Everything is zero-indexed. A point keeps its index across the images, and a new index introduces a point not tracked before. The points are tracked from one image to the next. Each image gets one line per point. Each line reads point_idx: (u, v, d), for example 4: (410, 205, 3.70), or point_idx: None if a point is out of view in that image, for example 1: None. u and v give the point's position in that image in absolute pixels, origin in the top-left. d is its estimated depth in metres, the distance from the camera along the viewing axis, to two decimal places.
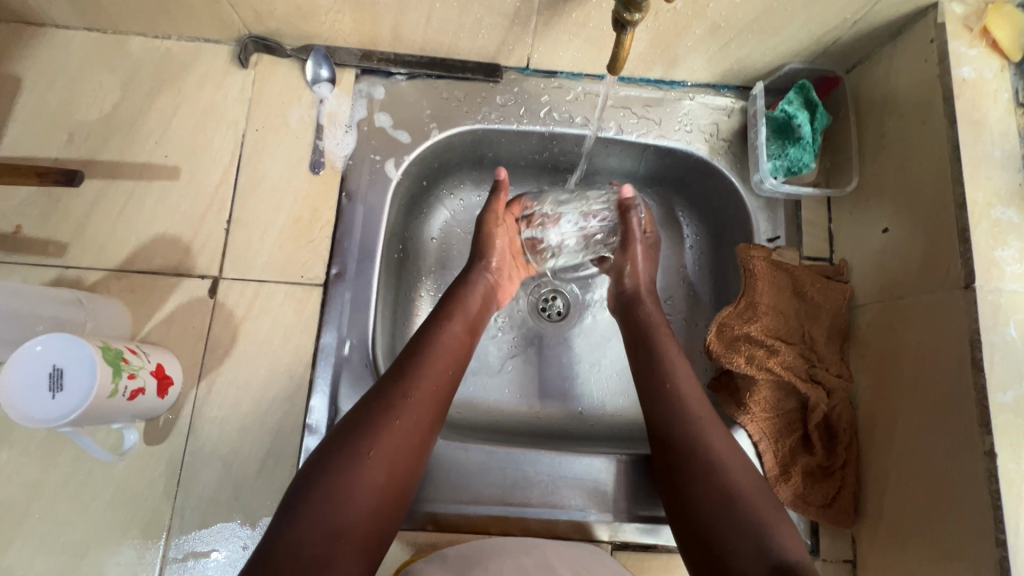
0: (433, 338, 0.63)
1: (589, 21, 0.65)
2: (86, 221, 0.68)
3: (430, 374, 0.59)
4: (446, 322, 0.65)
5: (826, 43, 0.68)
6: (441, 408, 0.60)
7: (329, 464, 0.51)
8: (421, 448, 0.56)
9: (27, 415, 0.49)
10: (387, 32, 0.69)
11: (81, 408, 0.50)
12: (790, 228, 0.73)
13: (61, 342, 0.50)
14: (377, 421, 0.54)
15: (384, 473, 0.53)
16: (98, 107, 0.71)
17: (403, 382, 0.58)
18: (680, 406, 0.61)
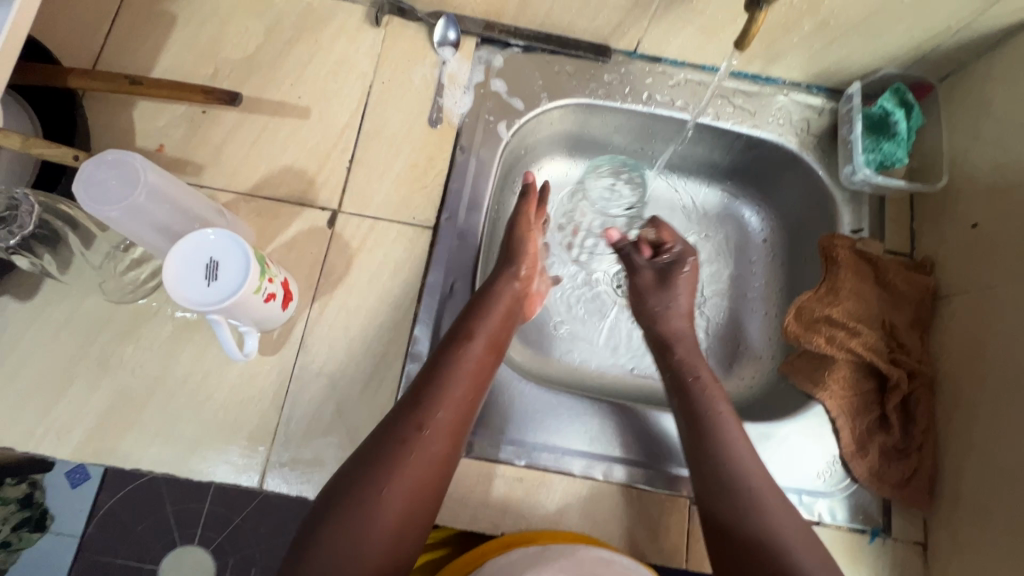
0: (451, 364, 0.60)
1: (707, 9, 0.71)
2: (222, 147, 0.73)
3: (446, 404, 0.57)
4: (465, 342, 0.62)
5: (925, 50, 0.72)
6: (457, 436, 0.57)
7: (341, 501, 0.51)
8: (437, 477, 0.55)
9: (183, 297, 0.53)
10: (515, 4, 0.75)
11: (230, 299, 0.54)
12: (873, 222, 0.77)
13: (226, 240, 0.55)
14: (388, 458, 0.53)
15: (400, 506, 0.52)
16: (243, 48, 0.77)
17: (411, 415, 0.56)
18: (719, 440, 0.62)
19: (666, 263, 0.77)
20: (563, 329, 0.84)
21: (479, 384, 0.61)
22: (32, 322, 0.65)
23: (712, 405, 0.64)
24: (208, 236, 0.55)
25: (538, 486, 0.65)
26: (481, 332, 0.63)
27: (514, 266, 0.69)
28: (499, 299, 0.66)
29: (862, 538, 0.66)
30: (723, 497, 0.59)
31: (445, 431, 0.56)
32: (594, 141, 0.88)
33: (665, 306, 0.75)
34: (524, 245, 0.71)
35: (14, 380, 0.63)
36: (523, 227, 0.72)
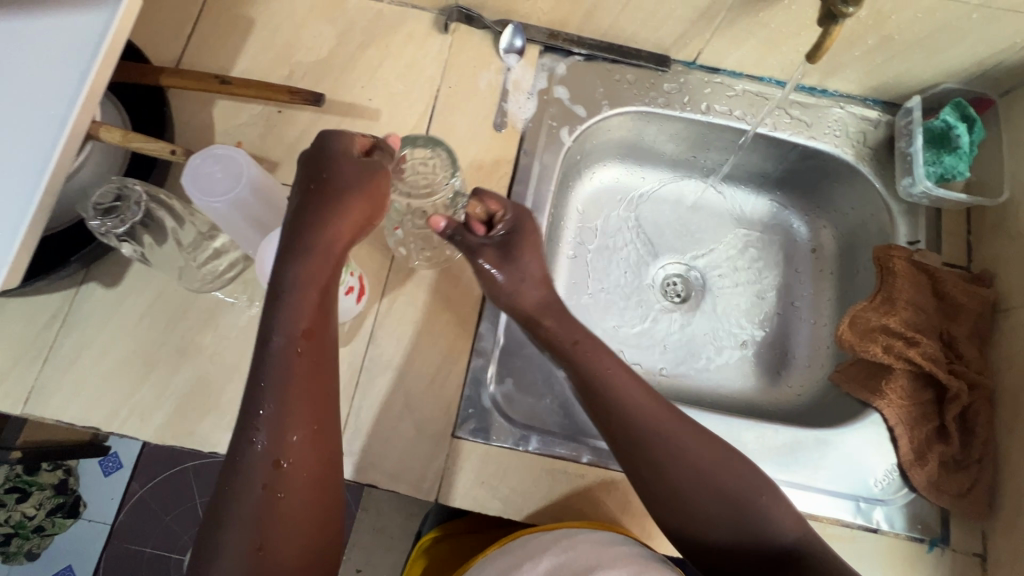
0: (266, 345, 0.52)
1: (772, 22, 0.72)
2: (297, 145, 0.76)
3: (278, 378, 0.51)
4: (278, 319, 0.52)
5: (987, 66, 0.73)
6: (325, 411, 0.53)
7: (232, 492, 0.49)
8: (319, 454, 0.52)
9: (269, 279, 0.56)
10: (581, 14, 0.78)
11: None
12: (930, 234, 0.78)
13: None
14: (239, 439, 0.51)
15: (300, 486, 0.51)
16: (317, 52, 0.80)
17: (248, 407, 0.51)
18: (630, 411, 0.62)
19: (502, 235, 0.68)
20: (613, 332, 0.87)
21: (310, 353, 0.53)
22: (118, 308, 0.68)
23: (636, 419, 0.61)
24: None
25: (600, 483, 0.67)
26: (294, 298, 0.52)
27: (332, 222, 0.53)
28: (319, 256, 0.53)
29: (921, 547, 0.66)
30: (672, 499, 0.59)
31: (296, 404, 0.51)
32: (648, 149, 0.90)
33: (519, 277, 0.67)
34: (325, 192, 0.54)
35: (100, 362, 0.66)
36: (348, 162, 0.56)
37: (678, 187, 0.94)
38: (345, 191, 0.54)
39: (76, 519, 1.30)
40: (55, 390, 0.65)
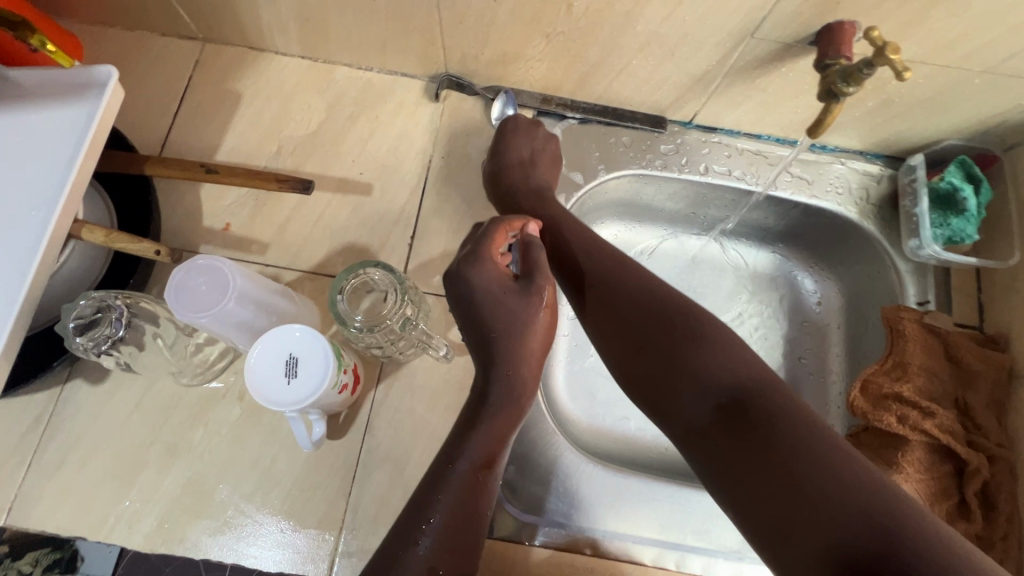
0: (450, 469, 0.53)
1: (769, 87, 0.71)
2: (287, 225, 0.74)
3: (450, 490, 0.52)
4: (473, 442, 0.54)
5: (990, 124, 0.72)
6: (476, 517, 0.53)
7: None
8: (460, 556, 0.51)
9: (253, 382, 0.54)
10: (573, 81, 0.76)
11: (288, 405, 0.54)
12: (939, 294, 0.76)
13: (316, 348, 0.55)
14: (405, 533, 0.51)
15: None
16: (305, 125, 0.78)
17: (424, 502, 0.52)
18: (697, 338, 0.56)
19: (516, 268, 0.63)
20: (617, 398, 0.84)
21: (479, 481, 0.54)
22: (104, 406, 0.65)
23: (649, 304, 0.60)
24: (304, 336, 0.55)
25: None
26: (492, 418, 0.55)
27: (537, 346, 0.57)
28: (516, 403, 0.56)
29: None
30: (683, 371, 0.54)
31: (457, 513, 0.52)
32: (647, 207, 0.88)
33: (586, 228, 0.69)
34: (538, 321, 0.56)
35: (86, 466, 0.63)
36: (511, 298, 0.57)
37: (679, 242, 0.91)
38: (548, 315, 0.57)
39: None
40: (40, 499, 0.62)
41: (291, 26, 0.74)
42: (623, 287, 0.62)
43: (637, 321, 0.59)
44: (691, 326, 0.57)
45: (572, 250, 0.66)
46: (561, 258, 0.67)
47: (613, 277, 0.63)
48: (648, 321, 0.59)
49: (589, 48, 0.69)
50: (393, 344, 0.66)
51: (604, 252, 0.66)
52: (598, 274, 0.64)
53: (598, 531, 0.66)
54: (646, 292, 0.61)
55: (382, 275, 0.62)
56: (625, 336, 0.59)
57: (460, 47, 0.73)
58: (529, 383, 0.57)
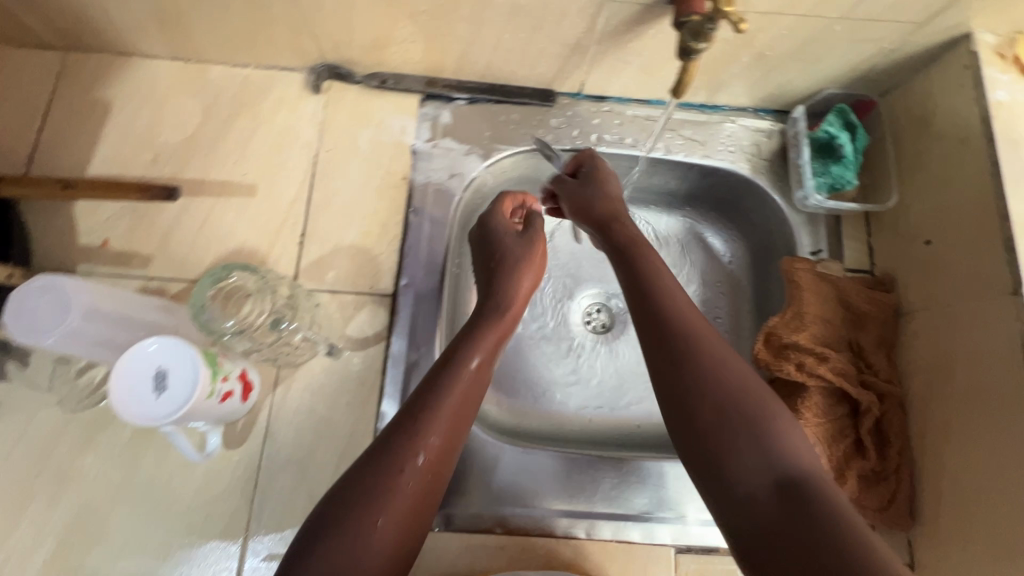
0: (441, 397, 0.51)
1: (643, 50, 0.71)
2: (169, 235, 0.72)
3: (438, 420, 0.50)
4: (464, 347, 0.56)
5: (862, 70, 0.72)
6: (455, 449, 0.52)
7: (354, 509, 0.45)
8: (432, 483, 0.49)
9: (116, 389, 0.52)
10: (453, 61, 0.75)
11: (141, 421, 0.52)
12: (831, 242, 0.77)
13: (189, 369, 0.54)
14: (392, 459, 0.47)
15: (404, 511, 0.47)
16: (182, 130, 0.75)
17: (412, 427, 0.49)
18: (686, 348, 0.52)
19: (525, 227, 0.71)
20: (537, 376, 0.85)
21: (461, 421, 0.53)
22: None
23: (718, 380, 0.50)
24: (185, 353, 0.54)
25: (521, 553, 0.64)
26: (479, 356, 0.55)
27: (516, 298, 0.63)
28: (503, 315, 0.61)
29: None
30: (753, 458, 0.47)
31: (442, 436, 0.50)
32: None
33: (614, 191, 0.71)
34: (516, 274, 0.65)
35: None
36: (511, 239, 0.68)
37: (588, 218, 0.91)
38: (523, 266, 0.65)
39: None
40: None
41: (150, 27, 0.71)
42: (712, 367, 0.51)
43: (695, 397, 0.50)
44: (766, 403, 0.49)
45: (653, 308, 0.56)
46: (647, 315, 0.56)
47: (694, 339, 0.52)
48: (716, 395, 0.49)
49: (457, 25, 0.68)
50: (272, 347, 0.66)
51: (687, 312, 0.55)
52: (678, 347, 0.52)
53: (507, 510, 0.66)
54: (734, 372, 0.50)
55: (240, 275, 0.63)
56: (682, 411, 0.50)
57: (328, 34, 0.71)
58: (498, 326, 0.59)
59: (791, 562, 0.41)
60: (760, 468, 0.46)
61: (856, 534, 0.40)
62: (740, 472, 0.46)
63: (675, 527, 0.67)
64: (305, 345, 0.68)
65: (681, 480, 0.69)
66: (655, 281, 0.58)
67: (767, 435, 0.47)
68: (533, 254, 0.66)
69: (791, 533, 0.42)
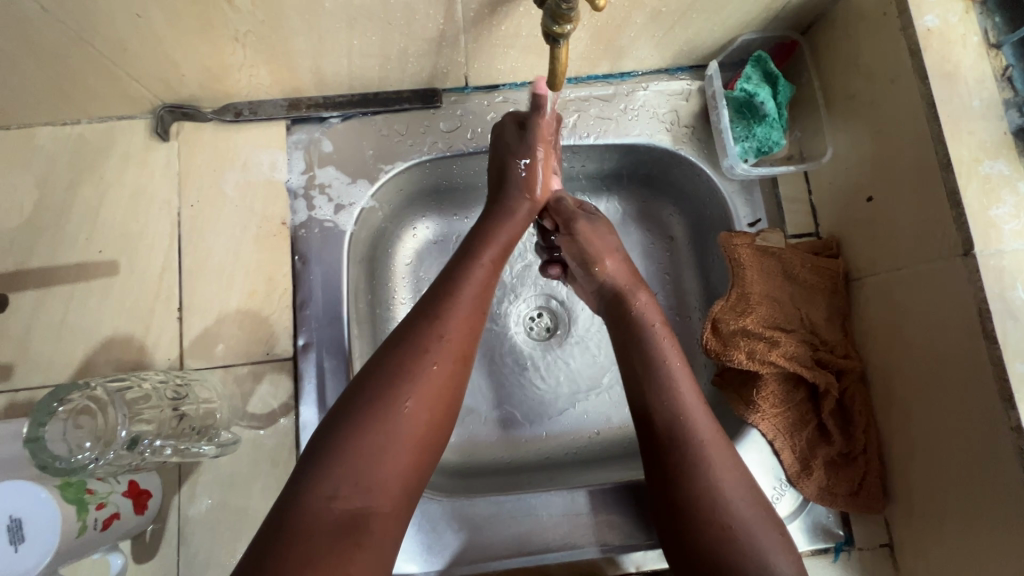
0: (425, 351, 0.49)
1: (520, 30, 0.61)
2: (27, 337, 0.63)
3: (427, 373, 0.48)
4: (466, 268, 0.57)
5: (775, 10, 0.63)
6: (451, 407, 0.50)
7: (361, 415, 0.46)
8: (432, 432, 0.48)
9: None
10: (309, 77, 0.65)
11: None
12: (769, 208, 0.70)
13: (45, 513, 0.47)
14: (380, 409, 0.46)
15: (404, 469, 0.46)
16: (17, 212, 0.65)
17: (400, 376, 0.47)
18: (690, 443, 0.52)
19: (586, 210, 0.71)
20: (482, 401, 0.79)
21: (457, 374, 0.50)
22: None
23: (722, 508, 0.50)
24: (38, 496, 0.46)
25: None
26: (461, 304, 0.53)
27: (491, 245, 0.59)
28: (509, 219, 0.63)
29: (826, 557, 0.63)
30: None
31: (436, 389, 0.48)
32: (460, 189, 0.78)
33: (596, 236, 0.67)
34: (495, 231, 0.61)
35: None
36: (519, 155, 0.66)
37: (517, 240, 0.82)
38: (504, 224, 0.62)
39: None
40: None
41: None
42: (711, 483, 0.50)
43: (702, 518, 0.50)
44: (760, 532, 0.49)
45: (664, 418, 0.54)
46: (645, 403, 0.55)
47: (706, 466, 0.51)
48: (722, 514, 0.49)
49: (292, 38, 0.57)
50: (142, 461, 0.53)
51: (704, 429, 0.53)
52: (698, 467, 0.51)
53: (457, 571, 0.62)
54: (743, 507, 0.50)
55: (75, 397, 0.47)
56: (673, 515, 0.51)
57: (151, 74, 0.60)
58: (477, 279, 0.56)
59: None
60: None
61: None
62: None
63: (637, 553, 0.63)
64: (183, 451, 0.55)
65: (637, 499, 0.64)
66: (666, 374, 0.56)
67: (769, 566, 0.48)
68: (508, 210, 0.64)
69: None
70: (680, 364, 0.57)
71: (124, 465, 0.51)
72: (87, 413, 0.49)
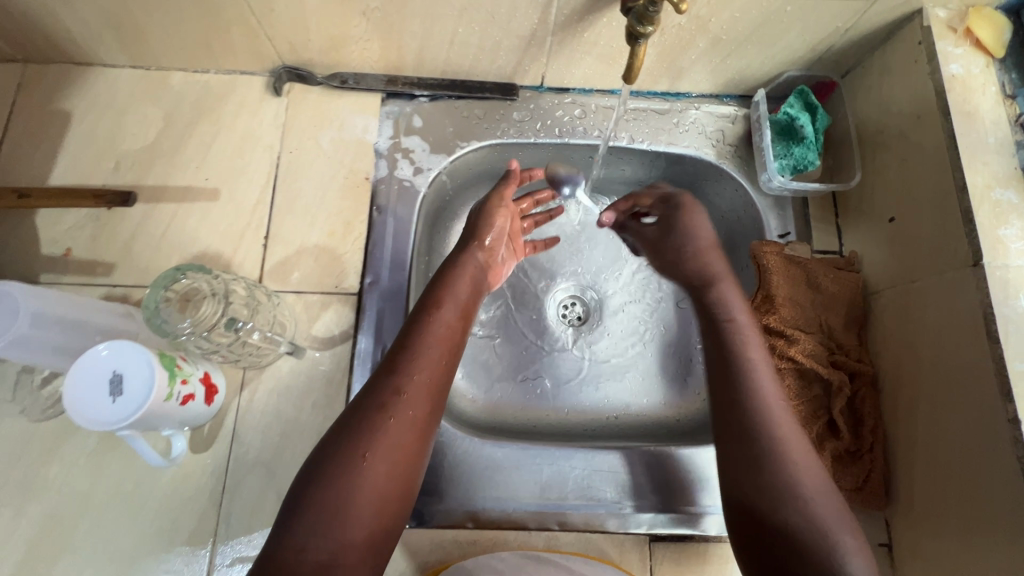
0: (383, 408, 0.53)
1: (599, 40, 0.71)
2: (131, 242, 0.71)
3: (386, 429, 0.52)
4: (419, 325, 0.60)
5: (820, 51, 0.72)
6: (414, 456, 0.53)
7: (324, 471, 0.50)
8: (396, 480, 0.52)
9: (71, 385, 0.51)
10: (412, 57, 0.75)
11: (92, 422, 0.51)
12: (799, 223, 0.77)
13: (144, 373, 0.53)
14: (344, 463, 0.50)
15: (369, 518, 0.49)
16: (142, 137, 0.76)
17: (366, 436, 0.51)
18: (763, 435, 0.57)
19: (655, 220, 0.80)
20: (512, 371, 0.85)
21: (415, 426, 0.54)
22: None
23: (792, 498, 0.53)
24: (143, 357, 0.53)
25: (494, 543, 0.65)
26: (419, 361, 0.57)
27: (451, 304, 0.63)
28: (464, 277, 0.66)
29: None
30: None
31: (399, 445, 0.52)
32: None
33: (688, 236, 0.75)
34: (451, 286, 0.65)
35: None
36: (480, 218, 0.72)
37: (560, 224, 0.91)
38: (456, 282, 0.65)
39: None
40: None
41: (108, 36, 0.71)
42: (783, 473, 0.54)
43: (773, 506, 0.53)
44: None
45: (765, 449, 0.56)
46: (747, 433, 0.57)
47: (776, 461, 0.55)
48: (790, 504, 0.53)
49: (410, 20, 0.68)
50: (232, 345, 0.64)
51: (778, 424, 0.58)
52: (777, 473, 0.55)
53: (484, 509, 0.65)
54: (814, 496, 0.53)
55: (194, 276, 0.59)
56: (743, 504, 0.55)
57: (284, 35, 0.71)
58: (436, 334, 0.60)
59: None
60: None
61: None
62: None
63: (645, 518, 0.66)
64: (266, 341, 0.66)
65: (653, 467, 0.68)
66: (759, 401, 0.59)
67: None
68: (460, 266, 0.67)
69: None
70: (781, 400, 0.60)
71: (218, 344, 0.62)
72: (197, 295, 0.59)
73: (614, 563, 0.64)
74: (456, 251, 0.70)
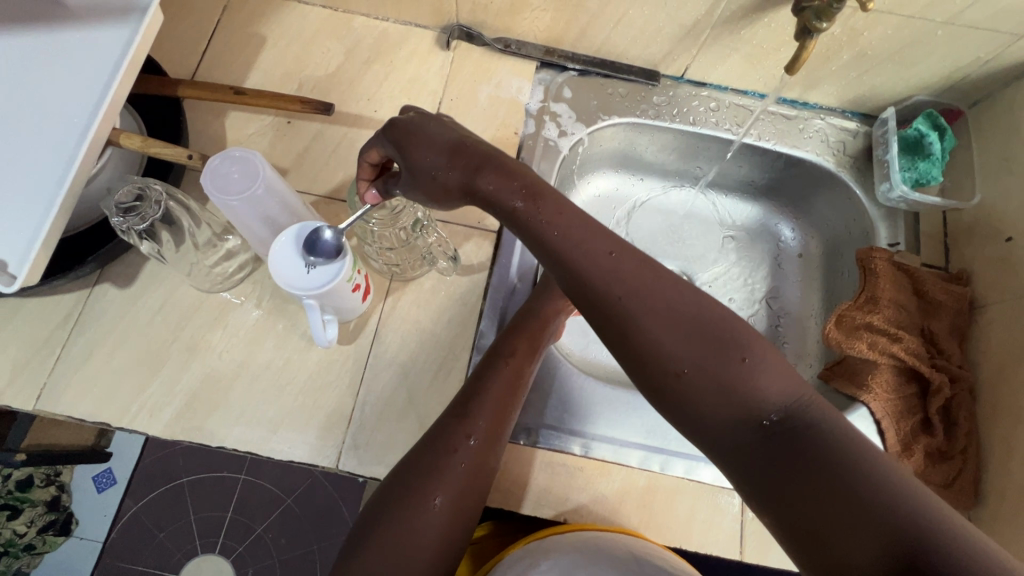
0: (453, 452, 0.60)
1: (753, 38, 0.78)
2: (304, 155, 0.80)
3: (452, 473, 0.59)
4: (492, 372, 0.65)
5: (955, 79, 0.79)
6: (474, 495, 0.60)
7: (394, 505, 0.57)
8: (457, 520, 0.59)
9: (277, 249, 0.58)
10: (575, 32, 0.83)
11: (285, 284, 0.58)
12: (909, 236, 0.82)
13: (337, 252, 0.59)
14: (414, 500, 0.57)
15: (431, 551, 0.56)
16: (324, 67, 0.84)
17: (428, 479, 0.58)
18: (590, 273, 0.47)
19: None
20: None
21: (478, 467, 0.61)
22: (129, 307, 0.70)
23: (650, 347, 0.46)
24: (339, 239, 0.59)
25: (598, 474, 0.69)
26: (489, 406, 0.63)
27: (521, 350, 0.68)
28: (536, 323, 0.70)
29: None
30: (842, 476, 0.39)
31: (462, 485, 0.59)
32: (641, 159, 0.94)
33: None
34: (522, 333, 0.69)
35: (109, 361, 0.68)
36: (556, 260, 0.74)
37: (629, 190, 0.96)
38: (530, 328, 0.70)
39: (67, 536, 1.35)
40: (67, 388, 0.66)
41: None
42: (627, 315, 0.46)
43: (640, 359, 0.46)
44: (789, 402, 0.43)
45: (626, 313, 0.46)
46: (590, 299, 0.48)
47: (612, 305, 0.46)
48: (649, 352, 0.46)
49: None
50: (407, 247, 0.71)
51: (596, 265, 0.47)
52: (614, 319, 0.46)
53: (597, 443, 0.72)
54: (658, 340, 0.45)
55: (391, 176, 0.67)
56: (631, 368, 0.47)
57: None
58: (503, 378, 0.65)
59: (826, 513, 0.39)
60: (843, 522, 0.38)
61: (859, 454, 0.40)
62: (753, 440, 0.43)
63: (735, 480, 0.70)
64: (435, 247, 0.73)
65: None
66: (571, 252, 0.48)
67: (836, 452, 0.40)
68: (537, 312, 0.71)
69: (814, 494, 0.39)
70: (597, 235, 0.48)
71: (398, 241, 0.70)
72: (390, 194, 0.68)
73: (707, 515, 0.68)
74: (540, 294, 0.73)
